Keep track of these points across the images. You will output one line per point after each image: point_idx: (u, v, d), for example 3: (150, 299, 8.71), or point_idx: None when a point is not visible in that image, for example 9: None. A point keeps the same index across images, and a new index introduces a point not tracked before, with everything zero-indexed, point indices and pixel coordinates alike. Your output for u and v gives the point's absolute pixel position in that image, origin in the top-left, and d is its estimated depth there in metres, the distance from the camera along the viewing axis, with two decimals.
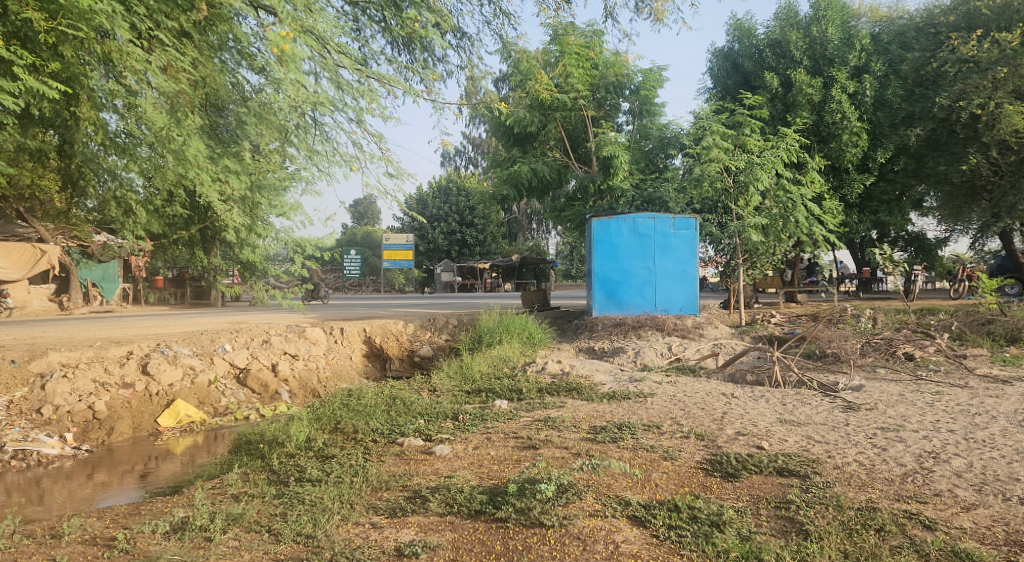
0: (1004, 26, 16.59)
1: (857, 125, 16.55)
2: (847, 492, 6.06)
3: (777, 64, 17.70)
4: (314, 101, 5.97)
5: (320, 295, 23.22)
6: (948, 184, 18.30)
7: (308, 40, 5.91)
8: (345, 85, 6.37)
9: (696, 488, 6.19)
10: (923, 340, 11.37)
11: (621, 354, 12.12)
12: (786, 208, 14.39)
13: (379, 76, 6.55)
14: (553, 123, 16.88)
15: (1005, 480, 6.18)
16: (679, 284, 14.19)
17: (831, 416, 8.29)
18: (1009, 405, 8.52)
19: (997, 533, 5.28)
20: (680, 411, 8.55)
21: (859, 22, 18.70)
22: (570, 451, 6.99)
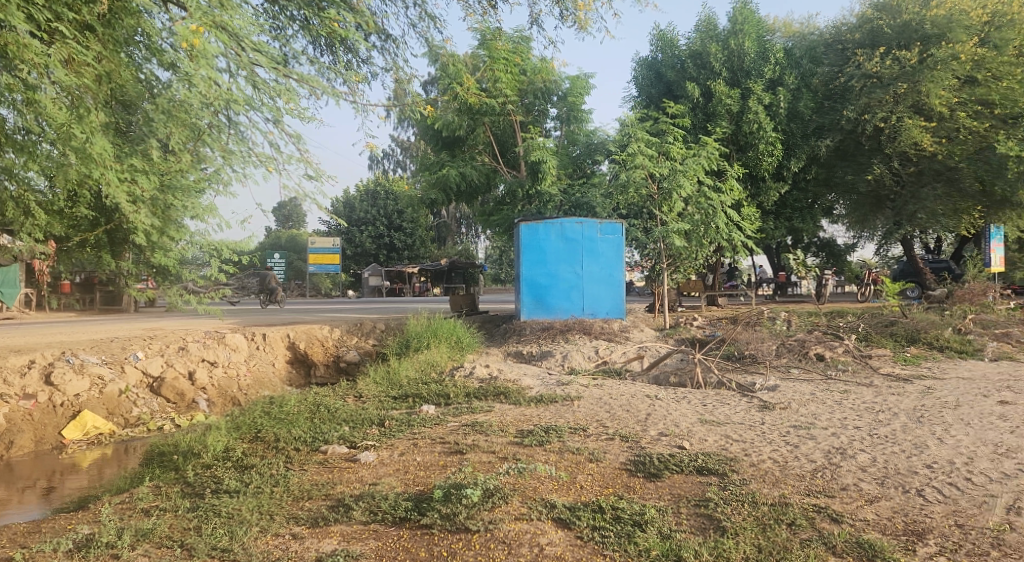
0: (904, 44, 17.58)
1: (772, 136, 17.23)
2: (762, 488, 6.29)
3: (698, 75, 18.20)
4: (227, 98, 5.94)
5: (278, 299, 22.99)
6: (856, 193, 19.49)
7: (221, 36, 5.87)
8: (261, 85, 6.36)
9: (620, 489, 6.31)
10: (833, 342, 11.90)
11: (550, 357, 12.24)
12: (707, 214, 14.82)
13: (297, 76, 6.54)
14: (481, 127, 16.91)
15: (905, 473, 6.53)
16: (606, 288, 14.39)
17: (749, 416, 8.57)
18: (910, 402, 9.01)
19: (897, 524, 5.57)
20: (605, 414, 8.69)
21: (774, 37, 19.46)
22: (496, 455, 7.00)
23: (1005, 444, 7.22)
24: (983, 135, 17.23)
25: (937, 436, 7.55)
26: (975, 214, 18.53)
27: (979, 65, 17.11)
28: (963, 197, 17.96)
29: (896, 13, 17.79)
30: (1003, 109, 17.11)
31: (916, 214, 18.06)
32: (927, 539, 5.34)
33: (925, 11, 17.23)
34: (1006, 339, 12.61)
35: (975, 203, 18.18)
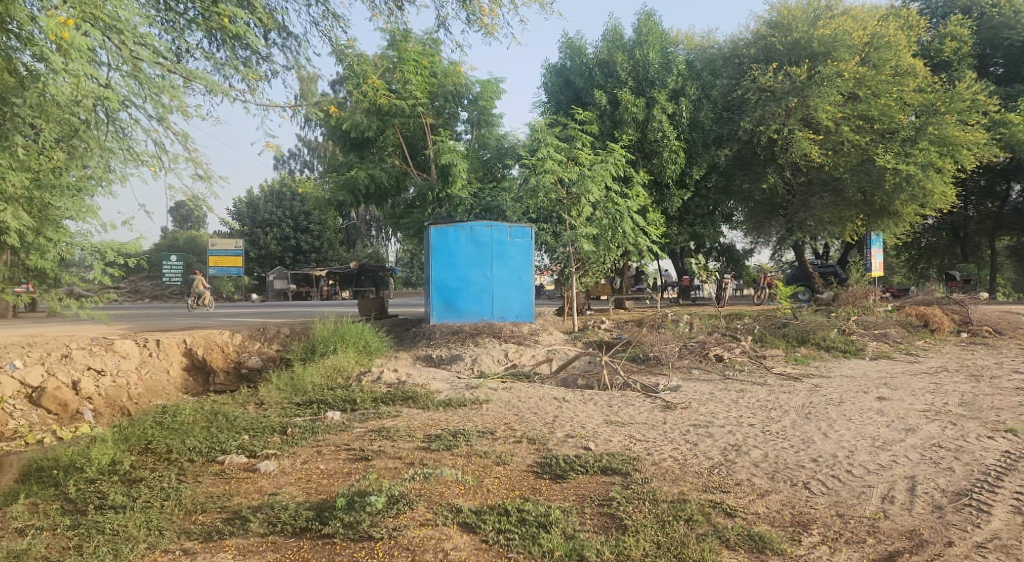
0: (795, 60, 18.54)
1: (675, 144, 17.85)
2: (662, 485, 6.49)
3: (605, 83, 18.58)
4: (103, 95, 5.78)
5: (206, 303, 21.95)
6: (752, 201, 20.48)
7: (96, 30, 5.70)
8: (144, 80, 6.24)
9: (526, 491, 6.36)
10: (730, 343, 12.41)
11: (459, 361, 12.22)
12: (615, 220, 15.14)
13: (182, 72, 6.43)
14: (391, 129, 16.72)
15: (794, 467, 6.88)
16: (516, 291, 14.51)
17: (652, 416, 8.83)
18: (799, 400, 9.50)
19: (784, 516, 5.86)
20: (513, 416, 8.75)
21: (677, 49, 20.14)
22: (403, 461, 6.93)
23: (882, 437, 7.72)
24: (864, 148, 18.39)
25: (822, 431, 7.99)
26: (858, 222, 19.76)
27: (861, 82, 18.24)
28: (847, 206, 19.13)
29: (787, 30, 18.69)
30: (882, 124, 18.30)
31: (806, 222, 19.29)
32: (811, 529, 5.64)
33: (812, 30, 18.19)
34: (885, 339, 13.49)
35: (858, 212, 19.37)
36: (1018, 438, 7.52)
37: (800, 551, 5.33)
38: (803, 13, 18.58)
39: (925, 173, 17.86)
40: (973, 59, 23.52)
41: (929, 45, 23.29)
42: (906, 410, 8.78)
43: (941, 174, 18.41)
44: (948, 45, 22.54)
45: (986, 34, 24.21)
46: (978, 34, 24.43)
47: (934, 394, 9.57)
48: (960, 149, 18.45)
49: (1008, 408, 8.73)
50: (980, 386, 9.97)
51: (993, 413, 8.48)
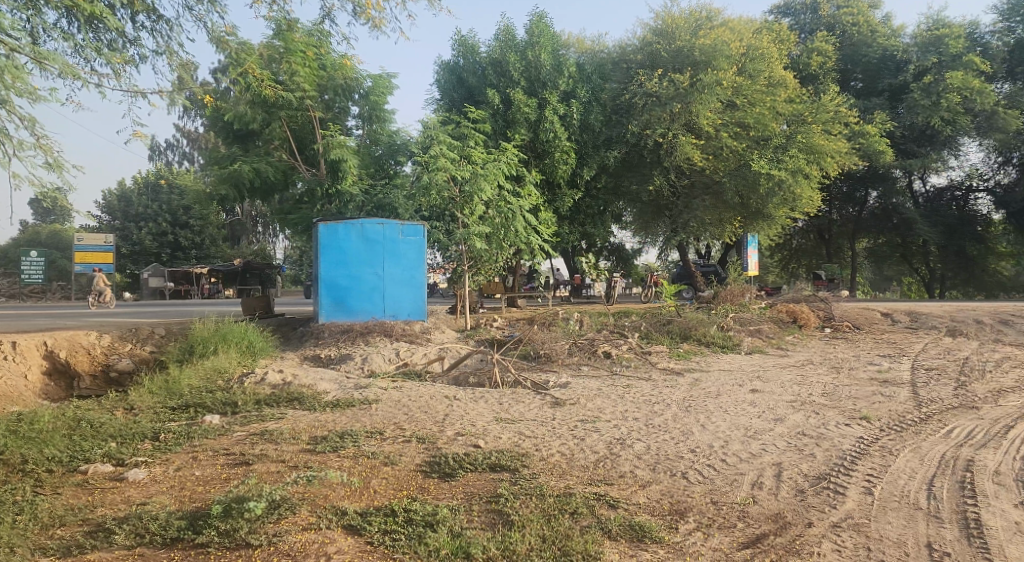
0: (678, 67, 19.31)
1: (566, 145, 18.21)
2: (550, 480, 6.60)
3: (498, 82, 18.72)
4: None
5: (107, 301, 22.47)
6: (640, 202, 21.13)
7: None
8: None
9: (414, 491, 6.30)
10: (618, 340, 12.77)
11: (348, 361, 11.95)
12: (507, 218, 15.24)
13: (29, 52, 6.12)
14: (277, 121, 16.15)
15: (673, 458, 7.17)
16: (408, 290, 14.37)
17: (541, 412, 8.96)
18: (680, 394, 9.90)
19: (663, 505, 6.09)
20: (403, 416, 8.65)
21: (568, 52, 20.56)
22: (286, 464, 6.72)
23: (753, 427, 8.16)
24: (742, 154, 19.38)
25: (700, 423, 8.36)
26: (736, 224, 20.80)
27: (737, 91, 19.30)
28: (726, 208, 20.12)
29: (671, 38, 19.43)
30: (756, 131, 19.42)
31: (688, 223, 20.07)
32: (688, 516, 5.89)
33: (694, 39, 19.01)
34: (759, 334, 14.28)
35: (736, 214, 20.39)
36: (871, 424, 8.14)
37: (677, 538, 5.55)
38: (686, 22, 19.34)
39: (796, 178, 19.02)
40: (836, 73, 25.28)
41: (798, 59, 24.78)
42: (776, 401, 9.33)
43: (809, 179, 19.66)
44: (814, 59, 24.10)
45: (847, 50, 26.08)
46: (841, 50, 26.27)
47: (801, 386, 10.21)
48: (825, 157, 19.76)
49: (863, 397, 9.44)
50: (841, 377, 10.74)
51: (851, 402, 9.15)
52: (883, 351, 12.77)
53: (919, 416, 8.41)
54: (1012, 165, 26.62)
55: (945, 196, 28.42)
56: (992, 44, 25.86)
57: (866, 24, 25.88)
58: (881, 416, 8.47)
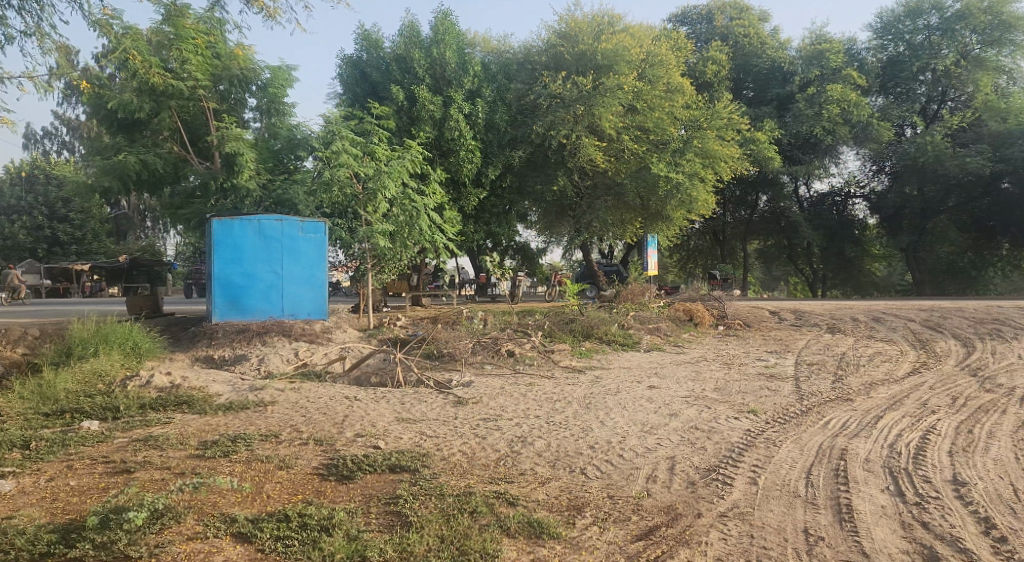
0: (581, 70, 19.67)
1: (471, 144, 18.21)
2: (450, 480, 6.58)
3: (402, 78, 18.53)
4: None
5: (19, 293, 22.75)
6: (545, 202, 21.32)
7: None
8: None
9: (310, 494, 6.14)
10: (521, 339, 12.87)
11: (243, 362, 11.52)
12: (412, 216, 15.08)
13: None
14: (167, 111, 15.38)
15: (573, 455, 7.28)
16: (307, 289, 13.98)
17: (443, 412, 8.91)
18: (581, 391, 10.07)
19: (561, 501, 6.17)
20: (301, 418, 8.41)
21: (473, 50, 20.57)
22: (172, 471, 6.40)
23: (650, 422, 8.40)
24: (642, 156, 19.91)
25: (600, 419, 8.54)
26: (636, 225, 21.35)
27: (638, 96, 19.79)
28: (627, 210, 20.65)
29: (574, 42, 19.75)
30: (656, 135, 20.04)
31: (591, 223, 20.43)
32: (585, 511, 5.99)
33: (597, 44, 19.40)
34: (657, 332, 14.72)
35: (636, 215, 20.95)
36: (758, 417, 8.54)
37: (574, 533, 5.64)
38: (589, 26, 19.67)
39: (692, 181, 19.73)
40: (729, 82, 26.43)
41: (694, 66, 25.72)
42: (672, 397, 9.64)
43: (704, 183, 20.43)
44: (709, 68, 25.10)
45: (739, 60, 27.28)
46: (734, 60, 27.47)
47: (694, 382, 10.59)
48: (719, 161, 20.61)
49: (751, 391, 9.89)
50: (732, 372, 11.23)
51: (740, 397, 9.58)
52: (770, 348, 13.44)
53: (800, 409, 8.89)
54: (885, 173, 28.55)
55: (827, 200, 30.15)
56: (867, 60, 27.71)
57: (756, 36, 27.20)
58: (767, 409, 8.90)
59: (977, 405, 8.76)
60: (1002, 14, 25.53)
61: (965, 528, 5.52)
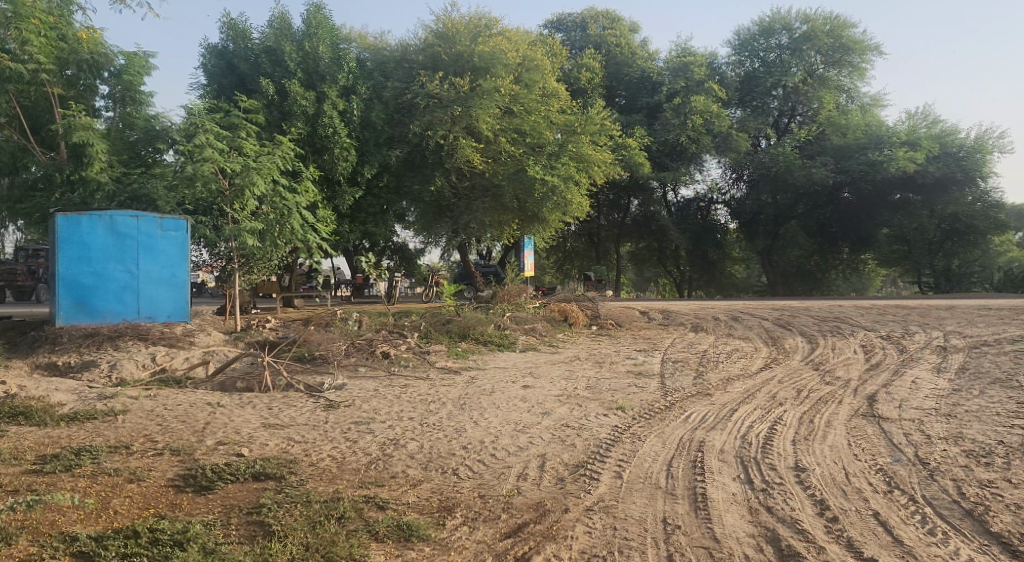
0: (459, 71, 19.68)
1: (346, 141, 17.84)
2: (318, 486, 6.41)
3: (272, 71, 17.90)
4: None
5: None
6: (422, 202, 20.86)
7: None
8: None
9: (163, 508, 5.80)
10: (397, 340, 12.72)
11: (92, 368, 10.68)
12: (282, 214, 14.43)
13: None
14: (4, 96, 14.14)
15: (445, 455, 7.29)
16: (167, 289, 13.23)
17: (314, 416, 8.67)
18: (457, 392, 10.10)
19: (432, 503, 6.16)
20: (156, 427, 7.93)
21: (348, 46, 20.14)
22: (3, 490, 5.88)
23: (522, 421, 8.53)
24: (518, 159, 20.16)
25: (473, 420, 8.58)
26: (514, 227, 21.50)
27: (516, 99, 20.13)
28: (504, 211, 20.73)
29: (451, 43, 19.73)
30: (532, 138, 20.39)
31: (469, 224, 20.45)
32: (455, 512, 6.01)
33: (474, 46, 19.48)
34: (532, 333, 14.95)
35: (514, 217, 21.04)
36: (625, 413, 8.88)
37: (444, 534, 5.64)
38: (465, 28, 19.70)
39: (566, 184, 20.24)
40: (602, 90, 27.33)
41: (569, 73, 26.39)
42: (545, 396, 9.83)
43: (578, 187, 21.00)
44: (583, 75, 25.86)
45: (612, 69, 28.29)
46: (606, 68, 28.42)
47: (567, 381, 10.85)
48: (592, 165, 21.30)
49: (620, 388, 10.27)
50: (603, 371, 11.63)
51: (610, 394, 9.92)
52: (640, 346, 14.00)
53: (664, 404, 9.33)
54: (743, 181, 30.44)
55: (692, 206, 31.73)
56: (727, 74, 29.47)
57: (627, 46, 28.32)
58: (634, 405, 9.26)
59: (818, 397, 9.50)
60: (842, 37, 27.89)
61: (803, 511, 5.96)
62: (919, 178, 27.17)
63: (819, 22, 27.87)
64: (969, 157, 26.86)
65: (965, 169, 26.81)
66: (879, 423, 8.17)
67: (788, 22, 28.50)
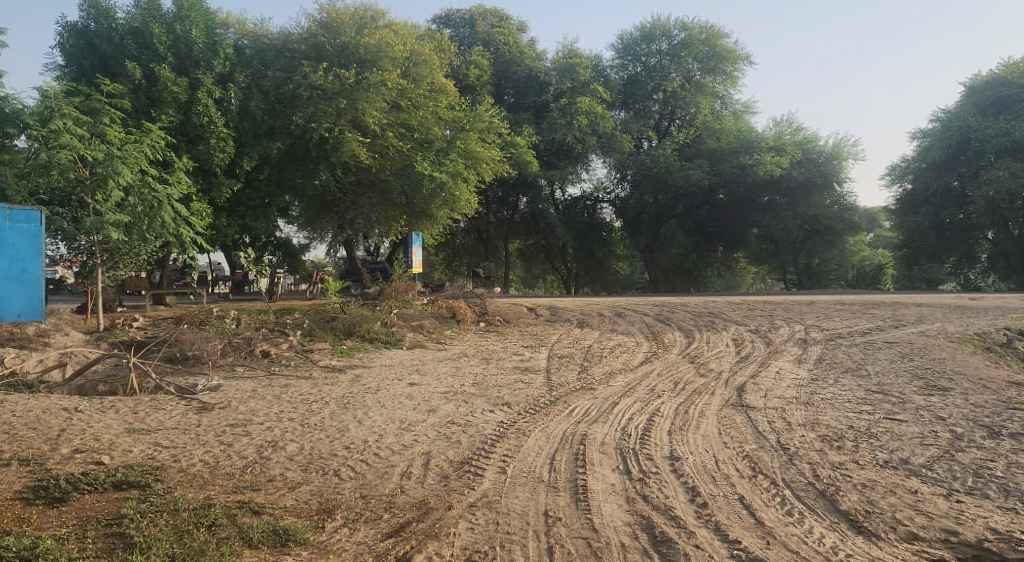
0: (343, 63, 19.14)
1: (222, 131, 17.09)
2: (187, 493, 6.09)
3: (139, 55, 16.90)
4: None
5: None
6: (305, 197, 20.10)
7: None
8: None
9: (9, 523, 5.39)
10: (278, 339, 12.24)
11: None
12: (151, 207, 13.61)
13: None
14: None
15: (327, 456, 7.10)
16: (18, 286, 12.15)
17: (184, 419, 8.21)
18: (340, 391, 9.82)
19: (311, 506, 5.98)
20: (3, 436, 7.28)
21: (224, 31, 19.22)
22: None
23: (408, 419, 8.43)
24: (406, 154, 19.88)
25: (357, 419, 8.40)
26: (401, 223, 21.14)
27: (403, 94, 19.66)
28: (392, 207, 20.40)
29: (335, 33, 19.20)
30: (420, 134, 20.14)
31: (355, 220, 19.97)
32: (335, 514, 5.86)
33: (359, 37, 18.98)
34: (420, 330, 14.79)
35: (401, 213, 20.76)
36: (511, 409, 8.95)
37: (322, 537, 5.50)
38: (350, 18, 19.19)
39: (454, 180, 20.20)
40: (490, 87, 27.47)
41: (457, 69, 26.37)
42: (431, 393, 9.74)
43: (466, 183, 21.03)
44: (472, 72, 25.89)
45: (500, 66, 28.46)
46: (495, 66, 28.58)
47: (454, 377, 10.82)
48: (480, 162, 21.37)
49: (506, 384, 10.34)
50: (489, 367, 11.67)
51: (496, 390, 9.96)
52: (526, 343, 14.13)
53: (549, 399, 9.46)
54: (627, 181, 31.41)
55: (579, 205, 32.42)
56: (611, 77, 30.29)
57: (514, 45, 28.56)
58: (520, 401, 9.35)
59: (693, 388, 9.94)
60: (716, 46, 29.30)
61: (676, 497, 6.21)
62: (785, 181, 29.03)
63: (696, 30, 29.16)
64: (827, 163, 29.01)
65: (824, 174, 28.85)
66: (746, 412, 8.63)
67: (667, 29, 29.63)
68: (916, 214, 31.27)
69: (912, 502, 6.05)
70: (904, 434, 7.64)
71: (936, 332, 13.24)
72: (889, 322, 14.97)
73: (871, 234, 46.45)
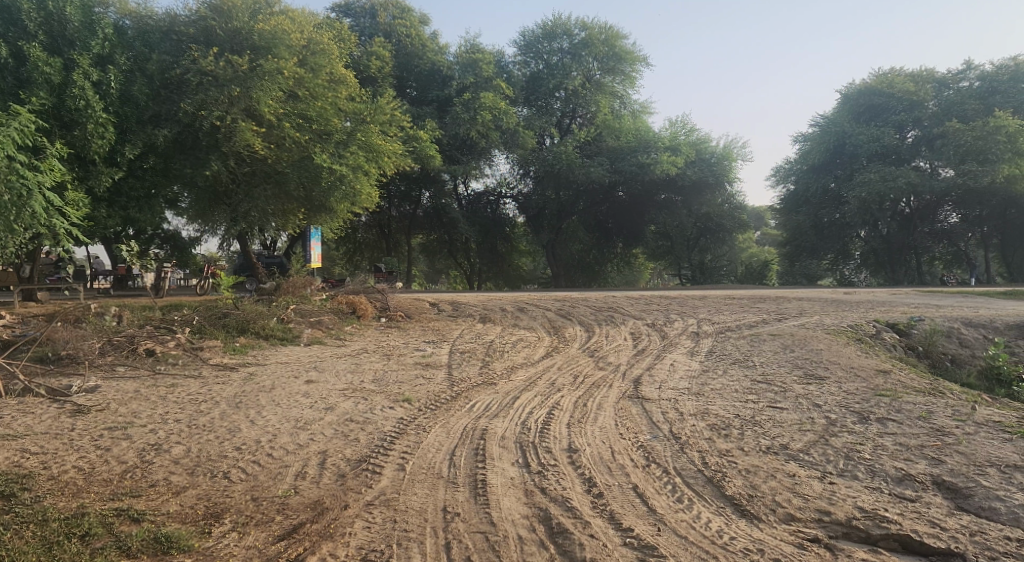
0: (236, 48, 18.23)
1: (102, 116, 16.12)
2: (58, 502, 5.73)
3: (5, 31, 15.82)
4: None
5: None
6: (196, 187, 19.11)
7: None
8: None
9: None
10: (164, 336, 11.60)
11: None
12: (19, 196, 12.57)
13: None
14: None
15: (215, 458, 6.78)
16: None
17: (56, 423, 7.68)
18: (231, 390, 9.42)
19: (197, 510, 5.72)
20: None
21: (104, 10, 18.01)
22: None
23: (304, 418, 8.18)
24: (304, 146, 19.17)
25: (249, 419, 8.07)
26: (299, 216, 20.58)
27: (300, 83, 18.83)
28: (289, 200, 19.77)
29: (228, 17, 18.18)
30: (319, 125, 19.39)
31: (249, 212, 19.23)
32: (222, 518, 5.62)
33: (253, 23, 18.10)
34: (318, 326, 14.42)
35: (299, 206, 20.18)
36: (411, 405, 8.85)
37: (208, 543, 5.31)
38: (243, 3, 18.32)
39: (353, 173, 19.76)
40: (392, 79, 27.09)
41: (358, 60, 25.77)
42: (329, 391, 9.50)
43: (367, 176, 20.64)
44: (373, 63, 25.38)
45: (402, 59, 28.10)
46: (396, 58, 28.14)
47: (353, 375, 10.58)
48: (381, 156, 21.00)
49: (406, 380, 10.23)
50: (390, 363, 11.53)
51: (397, 386, 9.81)
52: (428, 338, 14.05)
53: (450, 395, 9.39)
54: (529, 177, 31.52)
55: (482, 200, 32.39)
56: (514, 73, 30.37)
57: (417, 38, 28.26)
58: (420, 397, 9.23)
59: (592, 382, 10.13)
60: (616, 47, 29.96)
61: (573, 489, 6.31)
62: (680, 180, 29.79)
63: (595, 30, 29.71)
64: (719, 163, 30.07)
65: (716, 174, 29.94)
66: (642, 404, 8.88)
67: (568, 28, 30.05)
68: (798, 213, 33.17)
69: (790, 485, 6.39)
70: (785, 422, 8.04)
71: (815, 325, 14.05)
72: (774, 315, 15.80)
73: (758, 232, 48.91)
